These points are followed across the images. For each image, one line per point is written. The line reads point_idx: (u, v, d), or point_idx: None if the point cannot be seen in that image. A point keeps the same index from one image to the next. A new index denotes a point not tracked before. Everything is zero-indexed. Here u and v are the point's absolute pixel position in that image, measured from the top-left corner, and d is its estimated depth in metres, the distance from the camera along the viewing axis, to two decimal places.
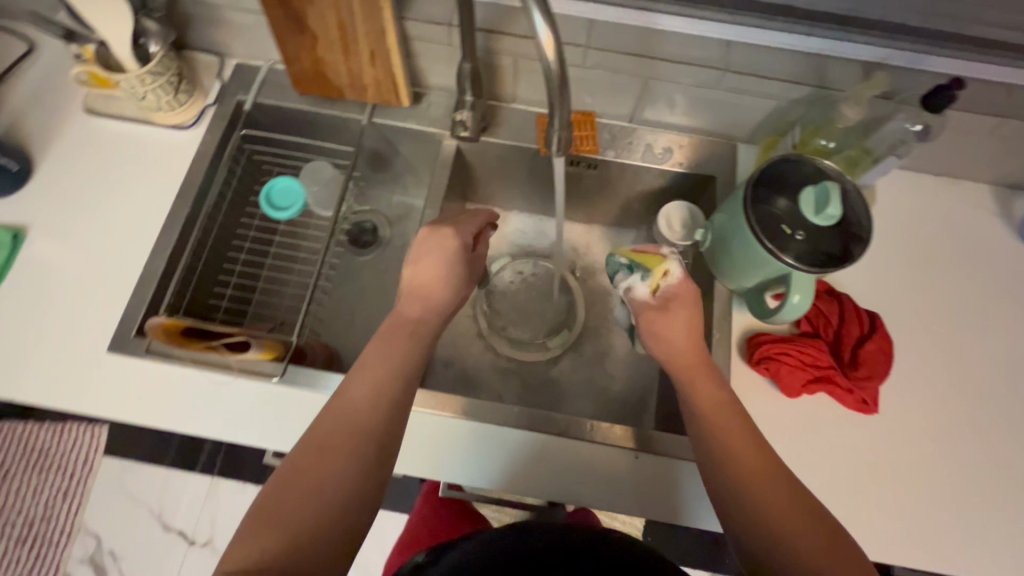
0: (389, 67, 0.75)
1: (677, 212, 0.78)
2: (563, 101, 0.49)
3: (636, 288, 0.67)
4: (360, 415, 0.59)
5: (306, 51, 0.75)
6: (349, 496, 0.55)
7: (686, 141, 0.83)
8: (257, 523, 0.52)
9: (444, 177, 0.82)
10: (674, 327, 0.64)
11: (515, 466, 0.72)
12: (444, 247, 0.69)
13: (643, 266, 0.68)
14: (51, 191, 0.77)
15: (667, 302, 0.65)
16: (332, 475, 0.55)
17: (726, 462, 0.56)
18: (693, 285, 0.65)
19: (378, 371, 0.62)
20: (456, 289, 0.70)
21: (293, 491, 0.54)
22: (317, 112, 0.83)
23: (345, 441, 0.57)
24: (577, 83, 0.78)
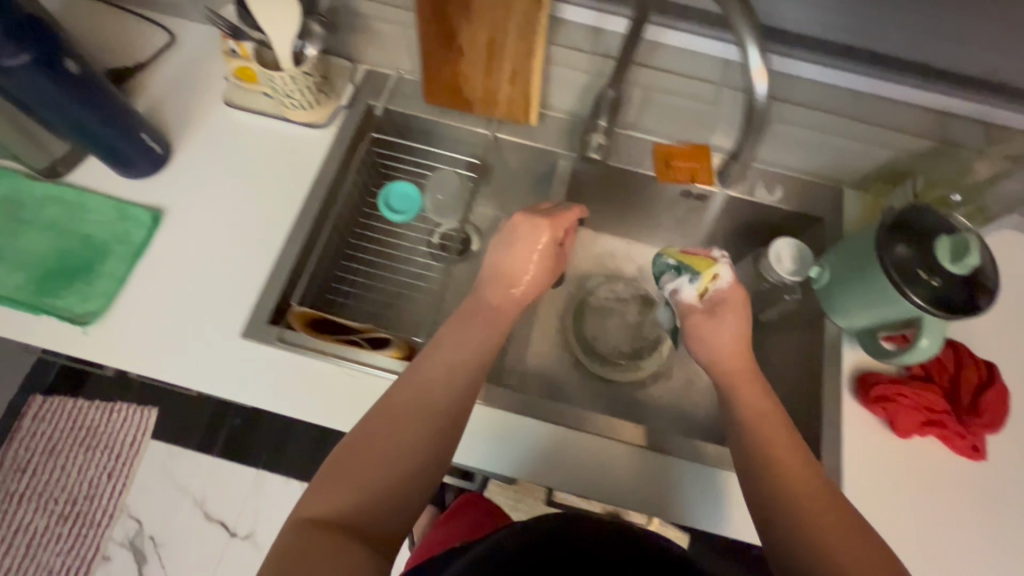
0: (526, 86, 0.77)
1: (786, 248, 0.80)
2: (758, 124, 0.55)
3: (683, 290, 0.73)
4: (434, 391, 0.60)
5: (449, 64, 0.78)
6: (407, 473, 0.54)
7: (799, 181, 0.83)
8: (318, 484, 0.53)
9: (560, 195, 0.85)
10: (719, 334, 0.69)
11: (624, 484, 0.72)
12: (533, 241, 0.70)
13: (692, 268, 0.73)
14: (187, 176, 0.79)
15: (714, 307, 0.71)
16: (394, 450, 0.55)
17: (770, 470, 0.58)
18: (740, 290, 0.71)
19: (455, 355, 0.63)
20: (539, 285, 0.71)
21: (360, 454, 0.55)
22: (441, 121, 0.86)
23: (413, 419, 0.57)
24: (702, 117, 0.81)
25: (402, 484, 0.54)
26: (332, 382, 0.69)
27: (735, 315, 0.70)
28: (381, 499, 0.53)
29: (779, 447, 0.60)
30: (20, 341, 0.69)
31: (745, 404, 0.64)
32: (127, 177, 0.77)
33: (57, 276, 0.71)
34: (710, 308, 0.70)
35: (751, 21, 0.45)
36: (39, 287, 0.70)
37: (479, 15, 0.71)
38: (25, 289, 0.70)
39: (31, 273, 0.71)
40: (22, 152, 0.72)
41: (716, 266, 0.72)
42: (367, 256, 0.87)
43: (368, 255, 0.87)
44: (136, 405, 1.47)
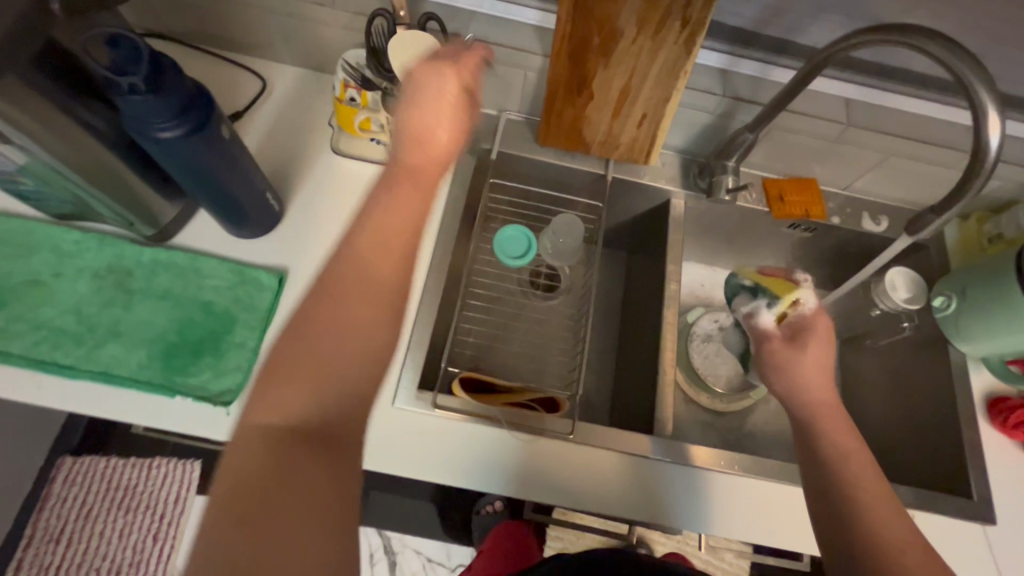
0: (653, 130, 0.78)
1: (901, 277, 0.83)
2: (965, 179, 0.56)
3: (761, 314, 0.69)
4: (373, 266, 0.43)
5: (574, 109, 0.77)
6: (369, 368, 0.41)
7: (897, 211, 0.88)
8: (262, 389, 0.39)
9: (677, 232, 0.85)
10: (802, 365, 0.60)
11: (781, 524, 0.69)
12: (441, 96, 0.50)
13: (770, 293, 0.72)
14: (304, 233, 0.75)
15: (794, 335, 0.63)
16: (355, 339, 0.41)
17: (867, 523, 0.50)
18: (825, 318, 0.64)
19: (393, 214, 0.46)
20: (461, 140, 0.51)
21: (299, 352, 0.40)
22: (556, 162, 0.85)
23: (368, 298, 0.42)
24: (815, 153, 0.83)
25: (368, 380, 0.41)
26: (488, 445, 0.68)
27: (822, 346, 0.62)
28: (348, 403, 0.40)
29: (867, 487, 0.52)
30: (155, 427, 0.63)
31: (829, 432, 0.56)
32: (239, 236, 0.73)
33: (182, 350, 0.66)
34: (791, 335, 0.63)
35: (985, 78, 0.49)
36: (166, 364, 0.65)
37: (617, 62, 0.70)
38: (150, 367, 0.64)
39: (153, 348, 0.65)
40: (135, 220, 0.67)
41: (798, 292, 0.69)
42: (477, 300, 0.86)
43: (477, 301, 0.87)
44: (177, 460, 1.37)
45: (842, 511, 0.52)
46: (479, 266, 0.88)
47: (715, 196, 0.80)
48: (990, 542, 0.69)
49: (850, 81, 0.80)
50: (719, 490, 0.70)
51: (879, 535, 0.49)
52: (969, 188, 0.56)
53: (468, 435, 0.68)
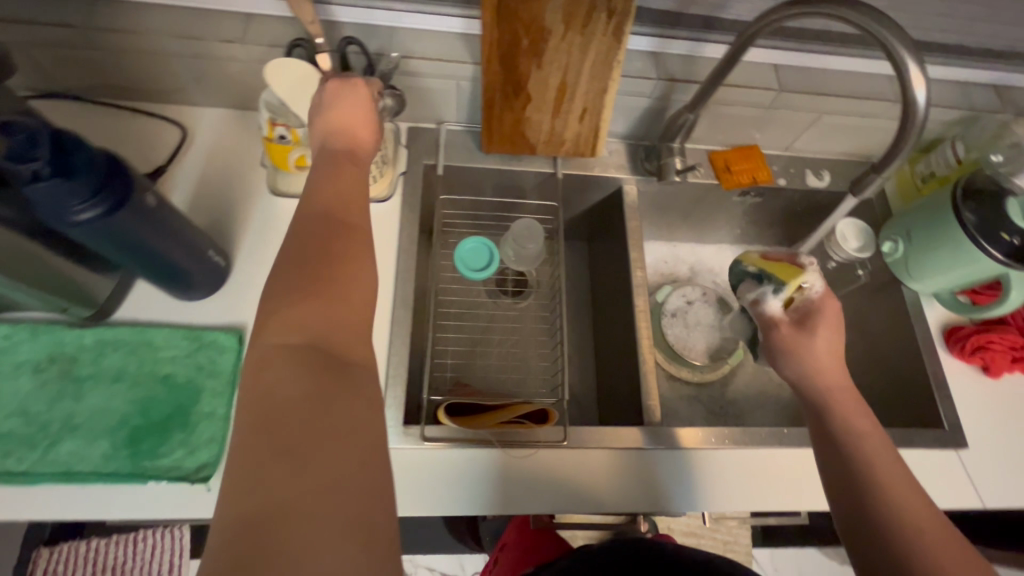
0: (596, 123, 0.77)
1: (849, 228, 0.86)
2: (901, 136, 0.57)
3: (767, 300, 0.70)
4: (349, 214, 0.50)
5: (514, 112, 0.76)
6: (367, 288, 0.46)
7: (836, 164, 0.91)
8: (278, 310, 0.42)
9: (634, 218, 0.85)
10: (814, 348, 0.64)
11: (776, 487, 0.72)
12: (357, 96, 0.59)
13: (775, 277, 0.71)
14: (256, 285, 0.71)
15: (803, 320, 0.66)
16: (350, 278, 0.46)
17: (894, 500, 0.53)
18: (833, 300, 0.66)
19: (344, 187, 0.53)
20: (373, 135, 0.60)
21: (302, 275, 0.44)
22: (505, 167, 0.83)
23: (347, 246, 0.47)
24: (752, 120, 0.85)
25: (366, 303, 0.46)
26: (482, 469, 0.68)
27: (834, 328, 0.65)
28: (355, 318, 0.44)
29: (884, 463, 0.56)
30: (133, 519, 0.60)
31: (842, 412, 0.60)
32: (192, 299, 0.69)
33: (148, 432, 0.62)
34: (802, 322, 0.66)
35: (902, 37, 0.51)
36: (132, 450, 0.61)
37: (550, 60, 0.68)
38: (115, 457, 0.60)
39: (115, 435, 0.61)
40: (69, 305, 0.62)
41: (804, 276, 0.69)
42: (449, 318, 0.85)
43: (449, 320, 0.85)
44: (164, 528, 1.31)
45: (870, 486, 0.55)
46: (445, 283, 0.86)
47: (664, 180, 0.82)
48: (965, 464, 0.73)
49: (776, 47, 0.81)
50: (714, 465, 0.72)
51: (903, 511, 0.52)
52: (898, 142, 0.58)
53: (463, 462, 0.68)
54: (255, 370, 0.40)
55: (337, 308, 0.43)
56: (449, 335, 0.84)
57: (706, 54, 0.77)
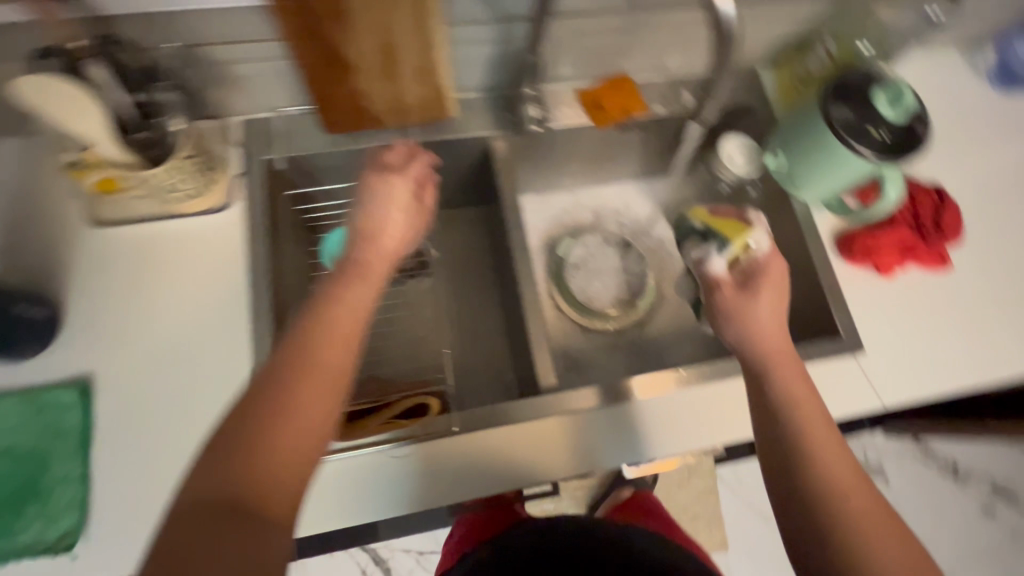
0: (436, 81, 0.70)
1: (735, 147, 0.82)
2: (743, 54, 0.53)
3: (708, 256, 0.71)
4: (337, 359, 0.49)
5: (345, 86, 0.68)
6: (310, 436, 0.46)
7: (714, 78, 0.86)
8: (207, 468, 0.43)
9: (508, 176, 0.80)
10: (758, 311, 0.64)
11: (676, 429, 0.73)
12: (392, 197, 0.60)
13: (722, 236, 0.73)
14: (93, 329, 0.65)
15: (748, 281, 0.66)
16: (291, 424, 0.46)
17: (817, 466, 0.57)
18: (778, 259, 0.67)
19: (342, 316, 0.52)
20: (399, 242, 0.60)
21: (245, 425, 0.45)
22: (356, 147, 0.76)
23: (304, 392, 0.47)
24: (614, 48, 0.78)
25: (304, 454, 0.46)
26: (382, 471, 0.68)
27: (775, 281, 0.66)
28: (285, 472, 0.44)
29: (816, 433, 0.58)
30: None
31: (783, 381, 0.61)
32: (19, 361, 0.62)
33: None
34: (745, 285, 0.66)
35: None
36: None
37: (358, 23, 0.61)
38: None
39: None
40: None
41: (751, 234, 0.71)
42: None
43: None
44: None
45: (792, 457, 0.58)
46: None
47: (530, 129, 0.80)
48: (863, 369, 0.73)
49: None
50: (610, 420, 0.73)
51: (825, 477, 0.56)
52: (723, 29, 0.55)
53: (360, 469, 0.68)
54: (169, 533, 0.40)
55: (261, 464, 0.44)
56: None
57: None
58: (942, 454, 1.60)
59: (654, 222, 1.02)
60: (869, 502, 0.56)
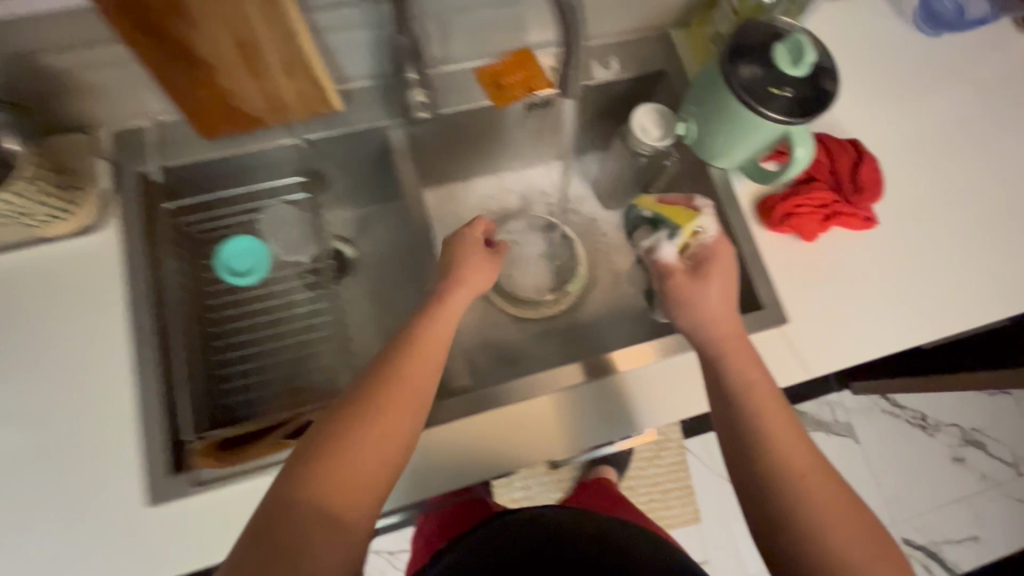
0: (309, 74, 0.65)
1: (647, 116, 0.77)
2: None
3: (662, 247, 0.66)
4: (418, 383, 0.56)
5: (208, 88, 0.63)
6: (390, 452, 0.53)
7: (623, 45, 0.82)
8: (299, 473, 0.50)
9: (410, 168, 0.76)
10: (705, 296, 0.64)
11: (595, 419, 0.73)
12: (468, 247, 0.66)
13: (669, 221, 0.67)
14: None
15: (697, 265, 0.65)
16: (375, 442, 0.52)
17: (770, 453, 0.57)
18: (726, 244, 0.65)
19: (428, 344, 0.58)
20: (478, 287, 0.65)
21: (328, 442, 0.51)
22: (240, 152, 0.71)
23: (382, 411, 0.53)
24: (508, 21, 0.73)
25: (371, 475, 0.51)
26: None
27: (721, 273, 0.65)
28: (362, 485, 0.50)
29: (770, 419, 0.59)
30: None
31: (734, 369, 0.62)
32: None
33: None
34: (693, 269, 0.65)
35: None
36: None
37: (203, 17, 0.55)
38: None
39: None
40: None
41: (697, 219, 0.66)
42: (234, 336, 0.73)
43: (247, 332, 0.74)
44: None
45: (751, 449, 0.58)
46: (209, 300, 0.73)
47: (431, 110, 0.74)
48: (788, 338, 0.71)
49: None
50: (533, 412, 0.72)
51: (779, 464, 0.57)
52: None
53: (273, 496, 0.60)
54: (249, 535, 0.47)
55: (342, 479, 0.50)
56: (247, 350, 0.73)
57: None
58: (909, 406, 1.60)
59: (583, 201, 0.98)
60: (825, 481, 0.56)
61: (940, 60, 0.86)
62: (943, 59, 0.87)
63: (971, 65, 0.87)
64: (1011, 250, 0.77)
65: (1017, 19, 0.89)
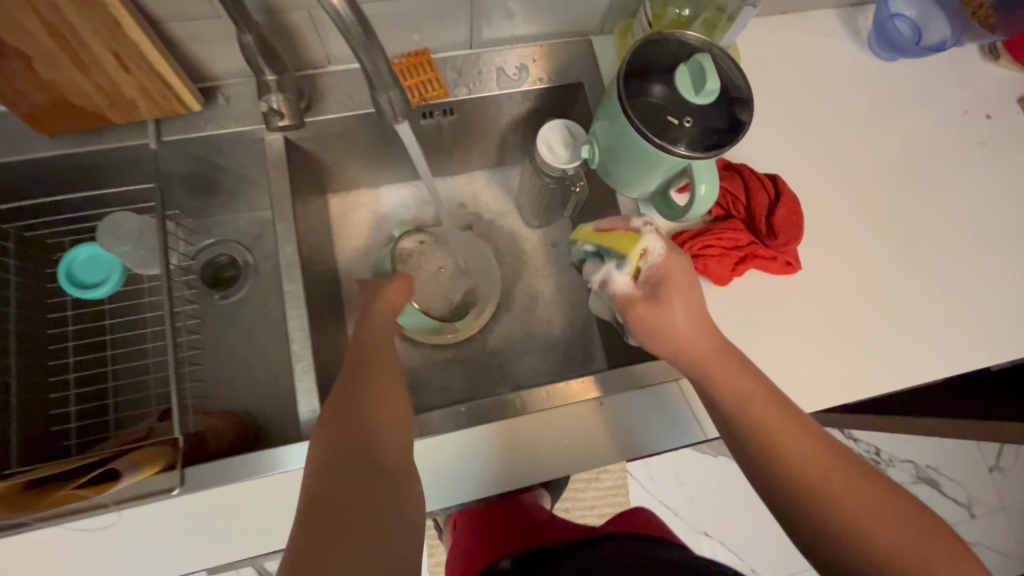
0: (149, 68, 0.57)
1: (554, 134, 0.69)
2: (369, 51, 0.43)
3: (614, 279, 0.57)
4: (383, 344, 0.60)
5: (27, 78, 0.55)
6: (397, 389, 0.55)
7: (538, 52, 0.74)
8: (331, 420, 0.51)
9: (284, 177, 0.68)
10: (672, 322, 0.54)
11: (470, 475, 0.62)
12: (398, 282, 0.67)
13: (615, 250, 0.57)
14: None
15: (656, 289, 0.55)
16: (380, 386, 0.54)
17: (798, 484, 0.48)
18: (679, 259, 0.56)
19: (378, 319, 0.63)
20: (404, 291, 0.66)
21: (353, 384, 0.53)
22: (84, 152, 0.63)
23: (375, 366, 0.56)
24: (398, 18, 0.65)
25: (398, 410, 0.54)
26: (97, 539, 0.54)
27: (684, 290, 0.55)
28: (386, 420, 0.52)
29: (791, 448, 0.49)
30: None
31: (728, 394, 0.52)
32: None
33: None
34: (651, 293, 0.55)
35: None
36: None
37: None
38: None
39: None
40: None
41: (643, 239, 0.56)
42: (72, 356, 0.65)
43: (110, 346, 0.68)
44: None
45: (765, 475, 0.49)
46: (45, 312, 0.65)
47: (308, 115, 0.67)
48: (688, 395, 0.65)
49: None
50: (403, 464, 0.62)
51: (810, 494, 0.47)
52: (372, 34, 0.43)
53: (79, 548, 0.54)
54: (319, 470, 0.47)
55: (373, 410, 0.52)
56: (121, 365, 0.68)
57: None
58: (863, 438, 1.53)
59: (504, 217, 0.90)
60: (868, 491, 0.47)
61: (891, 89, 0.79)
62: (894, 88, 0.79)
63: (924, 94, 0.79)
64: (945, 305, 0.70)
65: (978, 46, 0.82)
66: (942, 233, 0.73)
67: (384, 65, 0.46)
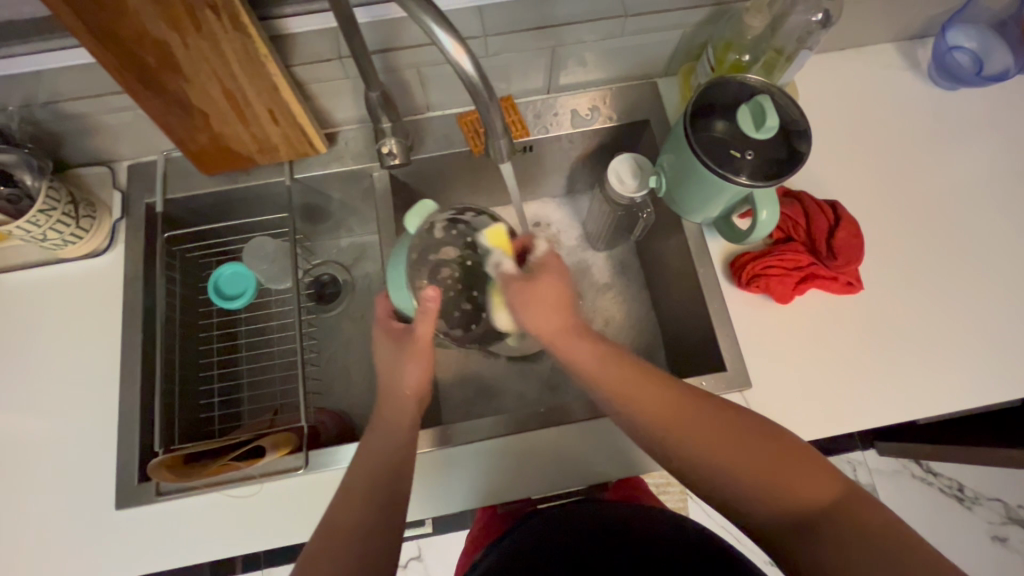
0: (292, 121, 0.70)
1: (624, 165, 0.76)
2: (488, 107, 0.53)
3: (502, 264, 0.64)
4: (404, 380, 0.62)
5: (202, 131, 0.70)
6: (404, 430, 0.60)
7: (608, 95, 0.83)
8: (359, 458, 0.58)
9: (388, 207, 0.79)
10: (546, 291, 0.62)
11: (547, 469, 0.70)
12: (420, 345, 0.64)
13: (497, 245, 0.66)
14: None
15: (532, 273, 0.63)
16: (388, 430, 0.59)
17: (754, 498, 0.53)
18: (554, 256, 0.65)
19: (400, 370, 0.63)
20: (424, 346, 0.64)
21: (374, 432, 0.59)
22: (234, 187, 0.78)
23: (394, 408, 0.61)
24: (489, 71, 0.76)
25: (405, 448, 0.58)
26: (240, 505, 0.65)
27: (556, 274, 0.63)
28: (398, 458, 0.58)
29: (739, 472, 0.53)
30: None
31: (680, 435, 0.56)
32: None
33: None
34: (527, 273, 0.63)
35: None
36: None
37: (191, 70, 0.61)
38: None
39: None
40: None
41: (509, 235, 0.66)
42: (215, 356, 0.78)
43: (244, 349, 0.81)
44: None
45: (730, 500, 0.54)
46: (197, 318, 0.78)
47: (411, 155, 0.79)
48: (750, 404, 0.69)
49: None
50: (487, 460, 0.70)
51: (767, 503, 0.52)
52: (492, 91, 0.52)
53: (226, 510, 0.65)
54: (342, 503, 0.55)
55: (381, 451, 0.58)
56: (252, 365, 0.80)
57: (360, 20, 0.62)
58: (943, 473, 1.43)
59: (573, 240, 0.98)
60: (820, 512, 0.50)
61: (952, 118, 0.82)
62: (955, 116, 0.82)
63: (987, 122, 0.82)
64: (1011, 326, 0.71)
65: None
66: (1008, 256, 0.74)
67: (497, 114, 0.55)
